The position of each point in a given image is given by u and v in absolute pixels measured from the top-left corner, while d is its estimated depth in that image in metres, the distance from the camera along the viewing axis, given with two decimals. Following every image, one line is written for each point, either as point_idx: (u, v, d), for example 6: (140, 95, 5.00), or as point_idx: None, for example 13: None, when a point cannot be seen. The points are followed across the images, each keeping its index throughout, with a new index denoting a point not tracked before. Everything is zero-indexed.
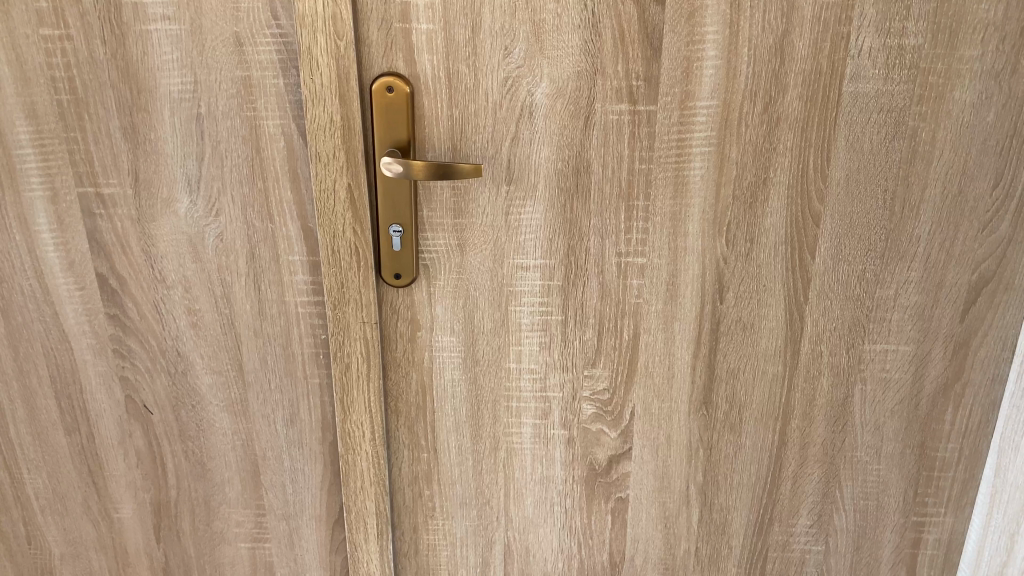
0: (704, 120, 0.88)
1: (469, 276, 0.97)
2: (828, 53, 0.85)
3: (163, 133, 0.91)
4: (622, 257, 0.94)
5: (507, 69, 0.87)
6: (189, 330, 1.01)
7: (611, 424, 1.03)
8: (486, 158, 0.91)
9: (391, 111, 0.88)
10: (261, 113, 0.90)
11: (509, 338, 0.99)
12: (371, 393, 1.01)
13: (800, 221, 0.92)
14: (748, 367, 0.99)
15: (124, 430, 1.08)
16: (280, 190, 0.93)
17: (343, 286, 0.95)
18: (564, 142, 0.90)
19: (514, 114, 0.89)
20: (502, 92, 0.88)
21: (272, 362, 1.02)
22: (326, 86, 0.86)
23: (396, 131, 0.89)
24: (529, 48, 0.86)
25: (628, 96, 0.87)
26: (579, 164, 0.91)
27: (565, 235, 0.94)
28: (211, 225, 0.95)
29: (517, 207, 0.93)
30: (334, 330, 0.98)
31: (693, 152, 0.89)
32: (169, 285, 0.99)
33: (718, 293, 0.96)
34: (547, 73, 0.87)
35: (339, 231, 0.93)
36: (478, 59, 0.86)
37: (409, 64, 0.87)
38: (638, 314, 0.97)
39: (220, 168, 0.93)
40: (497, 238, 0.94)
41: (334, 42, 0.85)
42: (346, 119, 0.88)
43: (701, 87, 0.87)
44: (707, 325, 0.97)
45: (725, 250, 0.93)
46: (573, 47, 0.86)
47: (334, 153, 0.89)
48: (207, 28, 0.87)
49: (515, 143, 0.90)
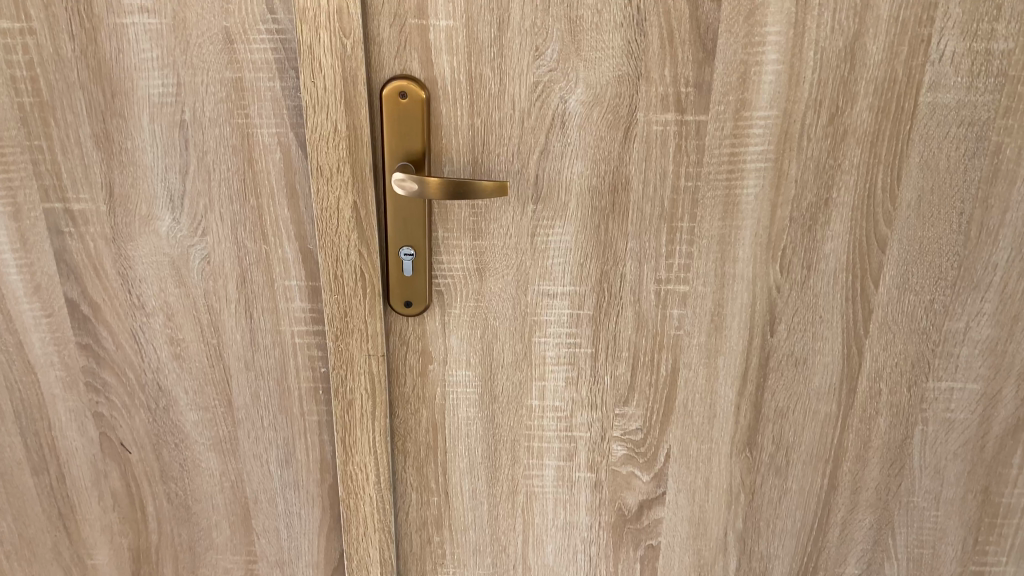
0: (760, 132, 0.77)
1: (488, 304, 0.86)
2: (904, 58, 0.74)
3: (141, 142, 0.80)
4: (661, 283, 0.84)
5: (537, 73, 0.76)
6: (172, 362, 0.90)
7: (644, 466, 0.93)
8: (511, 173, 0.80)
9: (403, 120, 0.77)
10: (254, 120, 0.78)
11: (532, 373, 0.89)
12: (377, 433, 0.90)
13: (864, 245, 0.82)
14: (798, 405, 0.89)
15: (98, 470, 0.96)
16: (275, 207, 0.82)
17: (347, 315, 0.84)
18: (600, 155, 0.79)
19: (545, 124, 0.78)
20: (531, 98, 0.77)
21: (265, 397, 0.91)
22: (330, 91, 0.75)
23: (410, 141, 0.78)
24: (564, 49, 0.75)
25: (675, 104, 0.77)
26: (616, 180, 0.80)
27: (598, 259, 0.83)
28: (196, 245, 0.84)
29: (545, 228, 0.82)
30: (336, 364, 0.87)
31: (746, 167, 0.79)
32: (148, 312, 0.87)
33: (769, 324, 0.85)
34: (584, 78, 0.76)
35: (344, 254, 0.82)
36: (505, 61, 0.75)
37: (425, 65, 0.76)
38: (677, 347, 0.87)
39: (207, 182, 0.81)
40: (522, 262, 0.84)
41: (339, 40, 0.74)
42: (352, 129, 0.77)
43: (759, 95, 0.76)
44: (754, 359, 0.87)
45: (779, 277, 0.83)
46: (614, 48, 0.75)
47: (338, 167, 0.78)
48: (192, 23, 0.75)
49: (544, 156, 0.79)
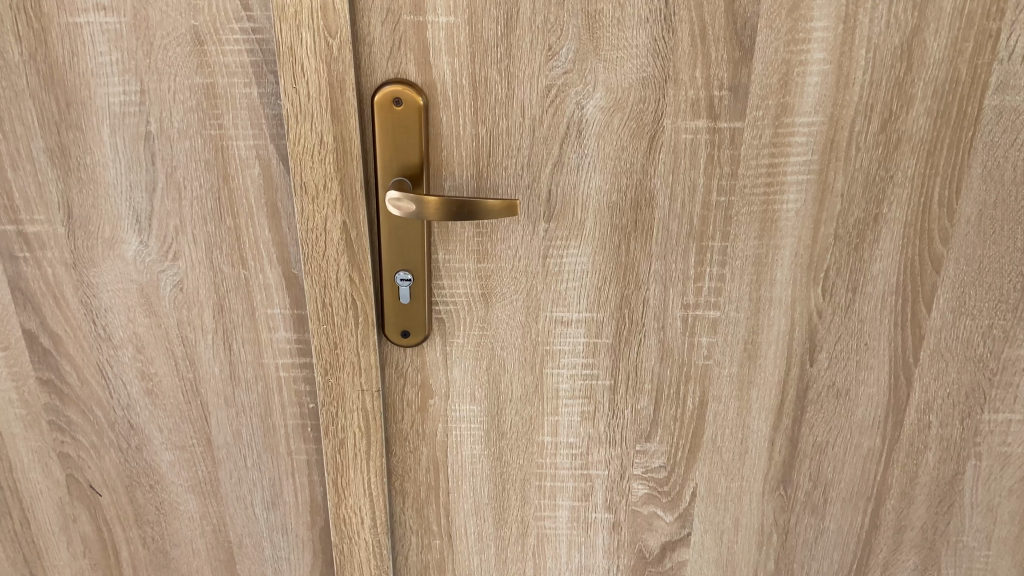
0: (802, 141, 0.68)
1: (495, 332, 0.77)
2: (968, 56, 0.65)
3: (102, 157, 0.71)
4: (688, 309, 0.75)
5: (550, 76, 0.67)
6: (143, 398, 0.81)
7: (667, 506, 0.84)
8: (520, 188, 0.71)
9: (398, 130, 0.68)
10: (229, 131, 0.69)
11: (544, 407, 0.80)
12: (372, 475, 0.81)
13: (916, 265, 0.73)
14: (838, 440, 0.81)
15: (66, 514, 0.88)
16: (255, 229, 0.73)
17: (337, 347, 0.76)
18: (620, 167, 0.70)
19: (559, 133, 0.69)
20: (543, 105, 0.68)
21: (247, 436, 0.82)
22: (315, 98, 0.66)
23: (406, 154, 0.69)
24: (580, 48, 0.66)
25: (707, 109, 0.67)
26: (639, 195, 0.71)
27: (618, 282, 0.74)
28: (167, 271, 0.75)
29: (559, 248, 0.73)
30: (326, 400, 0.78)
31: (786, 180, 0.70)
32: (116, 345, 0.78)
33: (808, 352, 0.77)
34: (602, 80, 0.67)
35: (332, 279, 0.73)
36: (513, 62, 0.66)
37: (422, 68, 0.67)
38: (706, 378, 0.78)
39: (177, 200, 0.72)
40: (532, 286, 0.75)
41: (325, 40, 0.64)
42: (341, 140, 0.68)
43: (802, 99, 0.67)
44: (791, 390, 0.78)
45: (821, 300, 0.74)
46: (638, 47, 0.66)
47: (325, 184, 0.69)
48: (154, 20, 0.66)
49: (557, 169, 0.70)
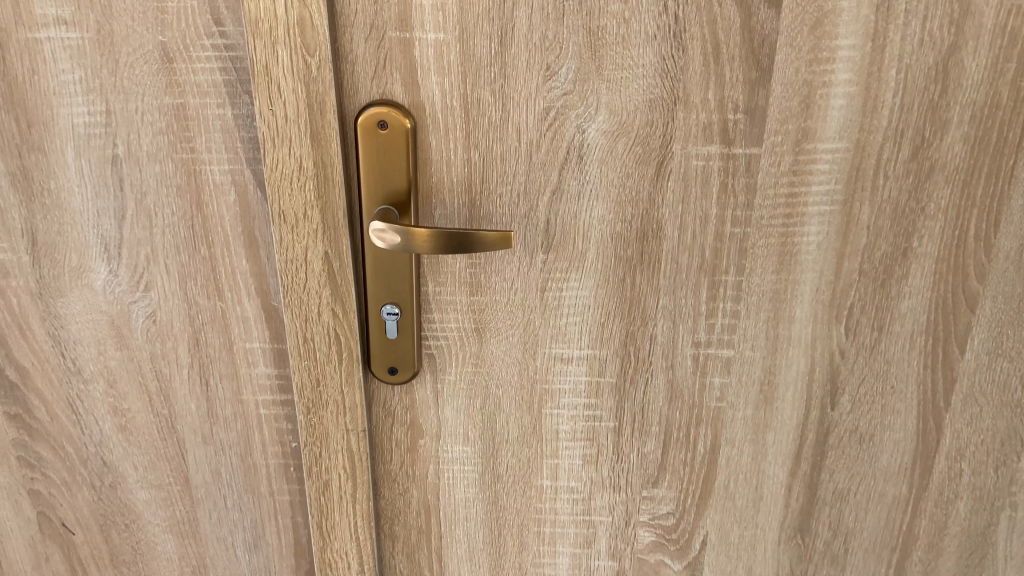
0: (825, 169, 0.63)
1: (489, 370, 0.71)
2: (1010, 77, 0.59)
3: (67, 181, 0.66)
4: (700, 347, 0.69)
5: (549, 97, 0.61)
6: (116, 435, 0.76)
7: (675, 554, 0.78)
8: (516, 218, 0.65)
9: (383, 155, 0.62)
10: (201, 155, 0.64)
11: (543, 449, 0.74)
12: (359, 519, 0.76)
13: (949, 304, 0.67)
14: (861, 488, 0.74)
15: (39, 553, 0.83)
16: (231, 259, 0.68)
17: (320, 384, 0.70)
18: (625, 196, 0.64)
19: (558, 158, 0.63)
20: (541, 128, 0.62)
21: (227, 475, 0.77)
22: (293, 121, 0.61)
23: (392, 180, 0.63)
24: (581, 67, 0.60)
25: (720, 134, 0.62)
26: (646, 225, 0.65)
27: (623, 319, 0.68)
28: (139, 302, 0.70)
29: (558, 281, 0.67)
30: (309, 440, 0.73)
31: (807, 210, 0.64)
32: (86, 379, 0.73)
33: (829, 394, 0.71)
34: (605, 102, 0.61)
35: (314, 313, 0.68)
36: (508, 82, 0.61)
37: (409, 88, 0.61)
38: (718, 421, 0.72)
39: (148, 228, 0.67)
40: (529, 321, 0.69)
41: (303, 59, 0.59)
42: (321, 166, 0.62)
43: (825, 123, 0.61)
44: (811, 435, 0.72)
45: (843, 340, 0.68)
46: (645, 66, 0.60)
47: (304, 212, 0.64)
48: (120, 36, 0.61)
49: (556, 197, 0.64)
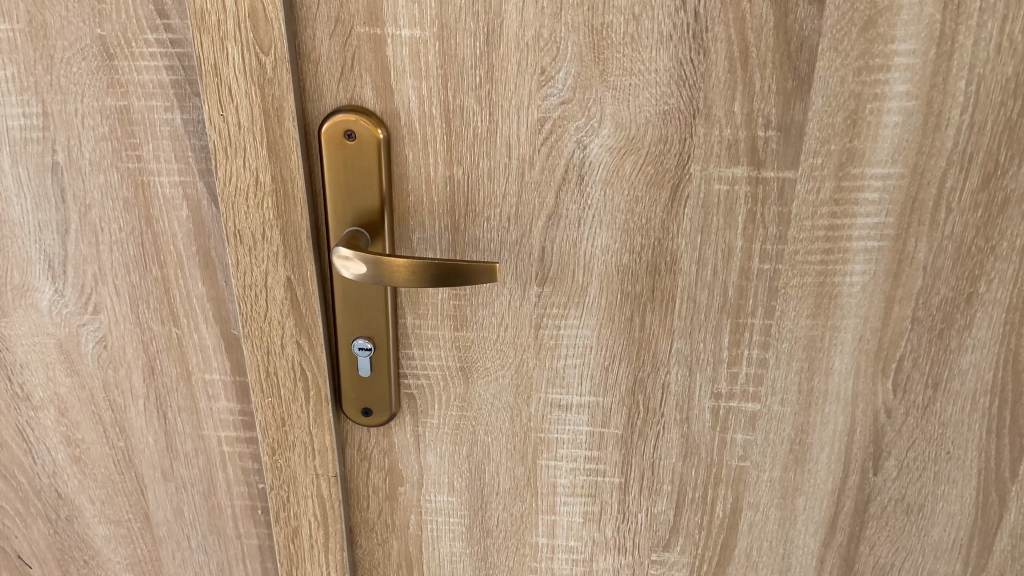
0: (874, 198, 0.52)
1: (476, 415, 0.62)
2: None
3: (4, 190, 0.58)
4: (720, 399, 0.59)
5: (545, 107, 0.52)
6: (70, 466, 0.69)
7: None
8: (506, 245, 0.56)
9: (352, 170, 0.54)
10: (149, 163, 0.56)
11: (539, 505, 0.65)
12: (332, 571, 0.68)
13: (1021, 360, 0.56)
14: (907, 564, 0.64)
15: None
16: (186, 281, 0.60)
17: (285, 423, 0.62)
18: (633, 223, 0.54)
19: (554, 177, 0.54)
20: (535, 142, 0.53)
21: (191, 514, 0.70)
22: (247, 129, 0.53)
23: (362, 199, 0.55)
24: (583, 71, 0.51)
25: (749, 154, 0.52)
26: (659, 257, 0.55)
27: (631, 364, 0.59)
28: (88, 325, 0.62)
29: (555, 318, 0.58)
30: (275, 483, 0.65)
31: (851, 246, 0.54)
32: (35, 406, 0.66)
33: (872, 458, 0.60)
34: (611, 113, 0.52)
35: (277, 346, 0.59)
36: (496, 88, 0.52)
37: (381, 93, 0.52)
38: (740, 482, 0.62)
39: (94, 244, 0.59)
40: (522, 362, 0.60)
41: (256, 58, 0.51)
42: (280, 181, 0.54)
43: (875, 144, 0.51)
44: (848, 503, 0.62)
45: (891, 397, 0.58)
46: (659, 72, 0.50)
47: (263, 233, 0.56)
48: (54, 28, 0.53)
49: (553, 223, 0.55)
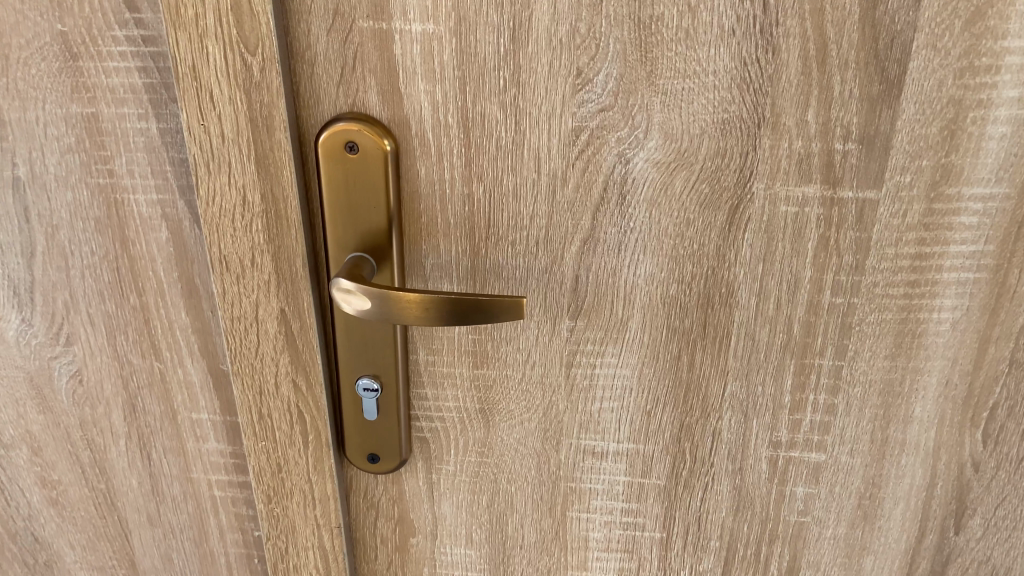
0: (971, 222, 0.44)
1: (498, 462, 0.55)
2: None
3: None
4: (779, 449, 0.52)
5: (581, 114, 0.44)
6: (47, 509, 0.62)
7: None
8: (534, 273, 0.48)
9: (353, 188, 0.46)
10: (123, 179, 0.49)
11: (569, 559, 0.58)
12: None
13: None
14: None
15: None
16: (168, 311, 0.52)
17: (282, 469, 0.55)
18: (683, 250, 0.46)
19: (591, 196, 0.46)
20: (569, 156, 0.45)
21: (181, 561, 0.63)
22: (232, 141, 0.45)
23: (366, 221, 0.47)
24: (627, 73, 0.43)
25: (823, 170, 0.44)
26: (712, 289, 0.47)
27: (677, 409, 0.51)
28: (60, 358, 0.55)
29: (590, 357, 0.50)
30: (271, 533, 0.58)
31: (940, 278, 0.46)
32: (6, 445, 0.59)
33: (953, 516, 0.52)
34: (659, 122, 0.44)
35: (271, 384, 0.52)
36: (525, 93, 0.44)
37: (387, 99, 0.45)
38: (798, 540, 0.55)
39: (63, 269, 0.52)
40: (551, 405, 0.52)
41: (240, 58, 0.43)
42: (271, 200, 0.46)
43: (977, 159, 0.43)
44: (923, 564, 0.55)
45: (980, 448, 0.50)
46: (718, 73, 0.42)
47: (252, 259, 0.48)
48: (8, 22, 0.45)
49: (590, 250, 0.47)
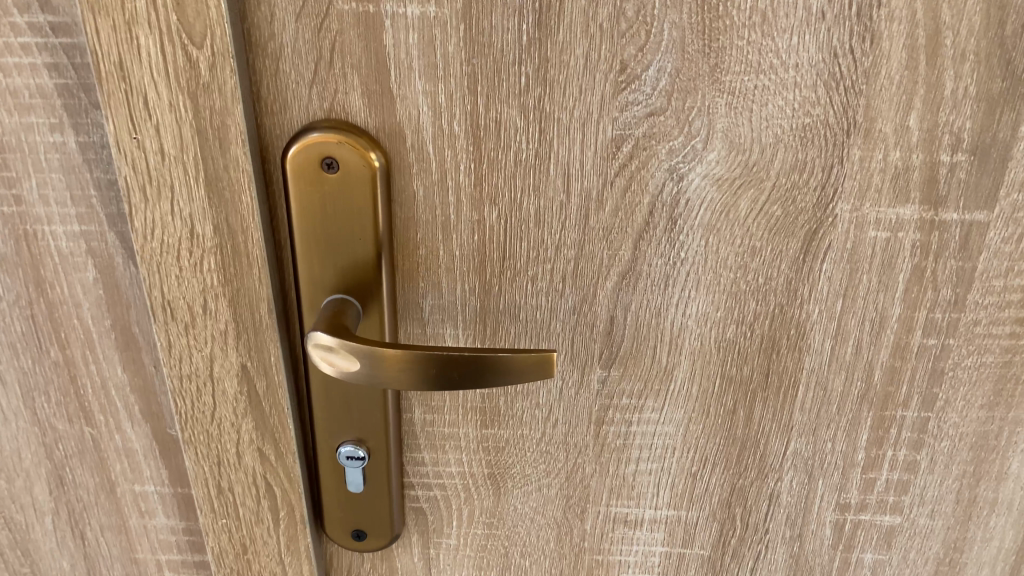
0: None
1: (510, 534, 0.46)
2: None
3: None
4: (847, 513, 0.44)
5: (625, 120, 0.35)
6: None
7: None
8: (559, 315, 0.39)
9: (331, 216, 0.36)
10: (33, 206, 0.38)
11: None
12: None
13: None
14: None
15: None
16: (100, 367, 0.42)
17: (247, 551, 0.45)
18: (746, 286, 0.38)
19: (634, 222, 0.37)
20: (607, 173, 0.36)
21: None
22: (174, 158, 0.35)
23: (349, 256, 0.37)
24: (684, 68, 0.34)
25: (925, 187, 0.35)
26: (780, 331, 0.39)
27: (729, 470, 0.43)
28: None
29: (626, 413, 0.41)
30: None
31: None
32: None
33: None
34: (723, 129, 0.35)
35: (231, 453, 0.42)
36: (553, 95, 0.34)
37: (375, 103, 0.35)
38: None
39: None
40: (576, 469, 0.43)
41: (183, 51, 0.33)
42: (228, 231, 0.36)
43: None
44: None
45: None
46: (801, 67, 0.33)
47: (204, 304, 0.38)
48: None
49: (630, 287, 0.38)
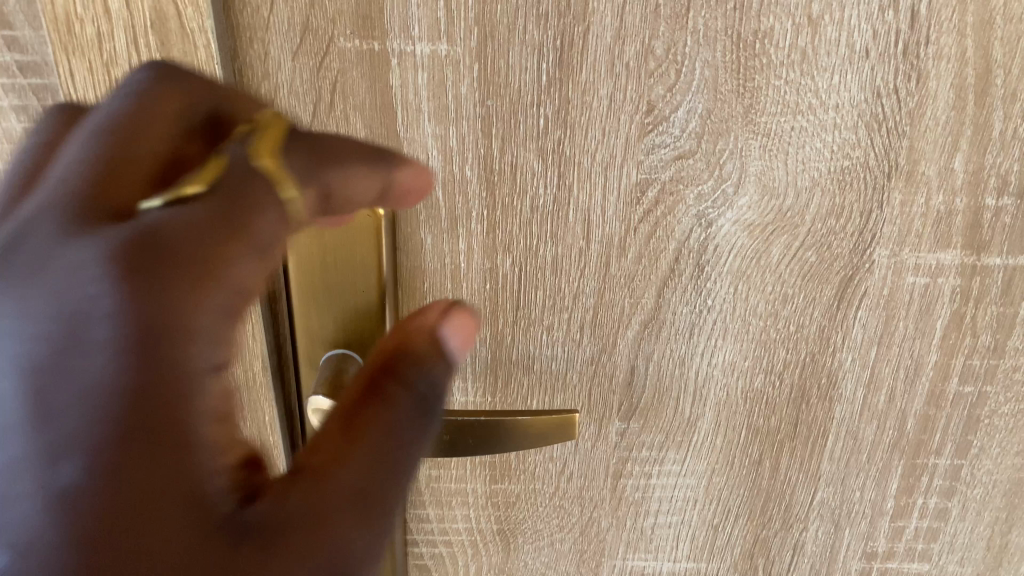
0: None
1: None
2: None
3: None
4: (873, 560, 0.42)
5: (650, 163, 0.32)
6: None
7: None
8: (576, 366, 0.37)
9: (331, 267, 0.33)
10: None
11: None
12: None
13: None
14: None
15: None
16: None
17: None
18: (775, 333, 0.36)
19: (658, 269, 0.34)
20: (631, 218, 0.33)
21: None
22: None
23: (352, 311, 0.34)
24: (716, 108, 0.31)
25: (967, 230, 0.33)
26: (810, 379, 0.37)
27: (751, 520, 0.41)
28: None
29: (646, 466, 0.39)
30: None
31: None
32: None
33: None
34: (756, 171, 0.32)
35: None
36: (574, 137, 0.32)
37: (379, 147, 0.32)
38: None
39: None
40: (591, 522, 0.41)
41: None
42: None
43: None
44: None
45: None
46: (842, 107, 0.31)
47: None
48: None
49: (652, 336, 0.36)
